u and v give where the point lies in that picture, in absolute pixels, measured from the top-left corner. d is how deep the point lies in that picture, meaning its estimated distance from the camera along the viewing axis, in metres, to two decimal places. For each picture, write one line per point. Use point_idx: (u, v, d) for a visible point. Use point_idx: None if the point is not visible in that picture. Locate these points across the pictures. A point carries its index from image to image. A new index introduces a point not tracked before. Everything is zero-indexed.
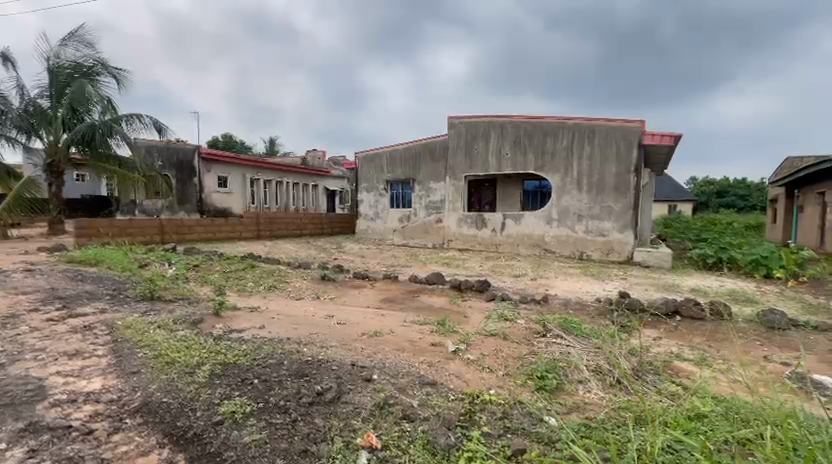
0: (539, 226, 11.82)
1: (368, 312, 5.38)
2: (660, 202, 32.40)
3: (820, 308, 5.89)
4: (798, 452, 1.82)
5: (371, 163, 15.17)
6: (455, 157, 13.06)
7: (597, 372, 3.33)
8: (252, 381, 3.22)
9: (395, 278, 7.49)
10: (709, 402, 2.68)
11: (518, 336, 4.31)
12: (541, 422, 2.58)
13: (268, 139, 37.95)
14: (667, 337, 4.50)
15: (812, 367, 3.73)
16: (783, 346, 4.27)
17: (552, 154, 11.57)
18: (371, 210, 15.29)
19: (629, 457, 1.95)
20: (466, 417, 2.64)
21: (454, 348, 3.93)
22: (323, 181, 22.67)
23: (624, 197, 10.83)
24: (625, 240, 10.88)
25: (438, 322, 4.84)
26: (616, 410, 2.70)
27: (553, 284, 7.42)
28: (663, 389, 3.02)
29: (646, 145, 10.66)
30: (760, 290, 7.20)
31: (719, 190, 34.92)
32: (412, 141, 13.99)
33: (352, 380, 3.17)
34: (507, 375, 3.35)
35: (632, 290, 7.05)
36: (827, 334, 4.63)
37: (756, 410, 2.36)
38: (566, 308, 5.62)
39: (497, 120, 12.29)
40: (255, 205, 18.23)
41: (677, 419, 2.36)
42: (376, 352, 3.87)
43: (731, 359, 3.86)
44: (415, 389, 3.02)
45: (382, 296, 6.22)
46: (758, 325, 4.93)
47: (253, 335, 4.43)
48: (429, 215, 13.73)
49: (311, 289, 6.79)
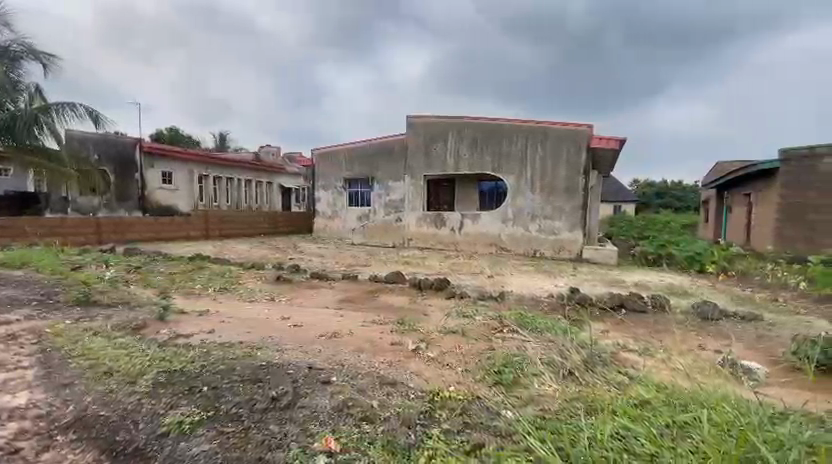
0: (496, 226, 12.15)
1: (326, 313, 5.26)
2: (606, 203, 34.37)
3: (747, 300, 6.47)
4: (731, 433, 1.99)
5: (329, 160, 14.88)
6: (414, 157, 13.11)
7: (551, 364, 3.45)
8: (201, 389, 3.05)
9: (354, 277, 7.39)
10: (652, 390, 2.86)
11: (476, 333, 4.40)
12: (499, 416, 2.63)
13: (219, 134, 36.14)
14: (614, 329, 4.78)
15: (741, 354, 4.09)
16: (716, 335, 4.66)
17: (508, 156, 11.90)
18: (329, 209, 15.02)
19: (583, 447, 2.03)
20: (427, 415, 2.64)
21: (414, 346, 3.94)
22: (277, 178, 21.94)
23: (574, 198, 11.35)
24: (575, 239, 11.42)
25: (398, 321, 4.82)
26: (569, 400, 2.81)
27: (509, 281, 7.65)
28: (612, 379, 3.19)
29: (593, 148, 11.24)
30: (695, 284, 7.82)
31: (658, 192, 37.62)
32: (371, 139, 13.85)
33: (309, 384, 3.09)
34: (465, 372, 3.40)
35: (582, 286, 7.42)
36: (752, 323, 5.11)
37: (693, 396, 2.55)
38: (522, 304, 5.81)
39: (455, 121, 12.46)
40: (203, 203, 17.31)
41: (624, 408, 2.50)
42: (335, 354, 3.79)
43: (672, 348, 4.15)
44: (374, 390, 2.99)
45: (341, 297, 6.12)
46: (694, 316, 5.36)
47: (202, 340, 4.18)
48: (388, 213, 13.69)
49: (266, 290, 6.54)
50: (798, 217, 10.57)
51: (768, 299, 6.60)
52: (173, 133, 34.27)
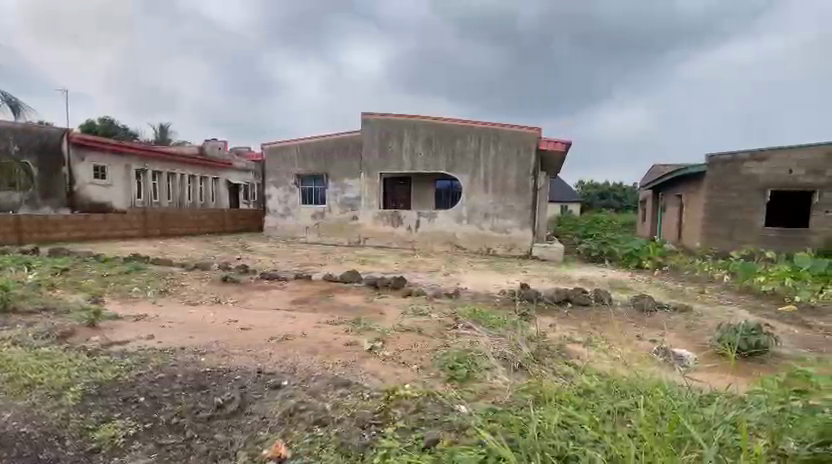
0: (451, 224, 12.33)
1: (277, 315, 5.07)
2: (554, 203, 36.04)
3: (678, 292, 7.04)
4: (665, 415, 2.15)
5: (280, 156, 14.39)
6: (369, 154, 12.99)
7: (503, 358, 3.56)
8: (137, 399, 2.82)
9: (307, 277, 7.19)
10: (595, 379, 3.04)
11: (431, 330, 4.44)
12: (453, 410, 2.67)
13: (159, 125, 33.71)
14: (561, 322, 5.03)
15: (674, 342, 4.45)
16: (651, 326, 5.04)
17: (462, 156, 12.12)
18: (280, 207, 14.52)
19: (532, 436, 2.11)
20: (382, 415, 2.62)
21: (370, 346, 3.89)
22: (224, 173, 20.87)
23: (524, 197, 11.76)
24: (525, 237, 11.84)
25: (353, 321, 4.76)
26: (520, 392, 2.91)
27: (463, 278, 7.80)
28: (559, 371, 3.34)
29: (542, 150, 11.72)
30: (633, 279, 8.40)
31: (600, 192, 40.01)
32: (325, 135, 13.53)
33: (257, 389, 2.96)
34: (420, 369, 3.42)
35: (532, 282, 7.73)
36: (682, 314, 5.59)
37: (630, 383, 2.73)
38: (476, 300, 5.96)
39: (410, 120, 12.49)
40: (141, 200, 16.08)
41: (570, 397, 2.62)
42: (287, 356, 3.66)
43: (613, 339, 4.43)
44: (327, 392, 2.92)
45: (294, 298, 5.93)
46: (632, 308, 5.76)
47: (139, 347, 3.88)
48: (343, 212, 13.47)
49: (212, 292, 6.20)
50: (720, 217, 11.68)
51: (695, 291, 7.24)
52: (107, 124, 31.54)
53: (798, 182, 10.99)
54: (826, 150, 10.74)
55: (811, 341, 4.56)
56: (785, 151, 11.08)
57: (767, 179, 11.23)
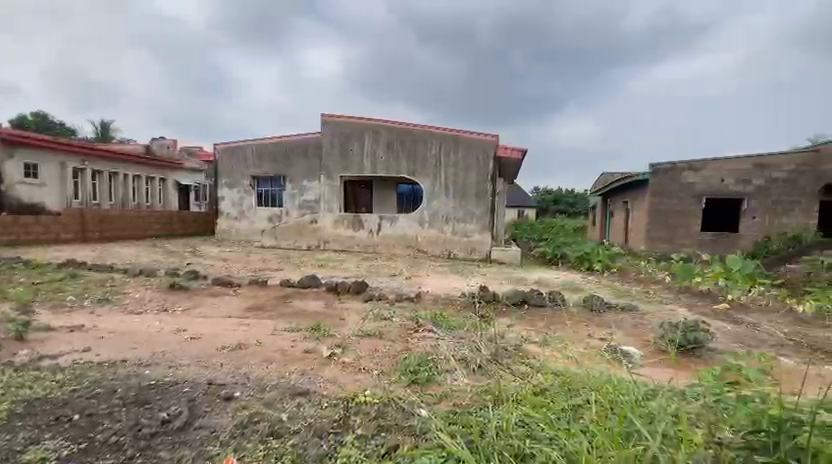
0: (412, 228, 12.37)
1: (231, 322, 4.85)
2: (511, 208, 37.17)
3: (626, 293, 7.47)
4: (615, 411, 2.26)
5: (235, 156, 13.85)
6: (329, 156, 12.80)
7: (464, 360, 3.60)
8: (71, 418, 2.59)
9: (263, 282, 6.94)
10: (551, 377, 3.14)
11: (392, 334, 4.43)
12: (413, 415, 2.66)
13: (100, 121, 31.40)
14: (519, 323, 5.18)
15: (623, 340, 4.70)
16: (602, 325, 5.30)
17: (423, 161, 12.22)
18: (234, 209, 13.96)
19: (491, 437, 2.15)
20: (340, 423, 2.57)
21: (329, 352, 3.81)
22: (173, 174, 19.77)
23: (483, 202, 12.02)
24: (484, 240, 12.09)
25: (312, 327, 4.64)
26: (479, 394, 2.95)
27: (425, 282, 7.84)
28: (517, 370, 3.43)
29: (500, 156, 12.06)
30: (585, 280, 8.82)
31: (555, 198, 41.75)
32: (283, 136, 13.18)
33: (208, 402, 2.81)
34: (381, 374, 3.39)
35: (491, 284, 7.91)
36: (629, 313, 5.93)
37: (583, 381, 2.85)
38: (437, 304, 6.01)
39: (370, 123, 12.44)
40: (79, 201, 14.85)
41: (527, 397, 2.70)
42: (240, 366, 3.51)
43: (567, 339, 4.61)
44: (283, 402, 2.82)
45: (249, 304, 5.70)
46: (584, 308, 6.05)
47: (74, 360, 3.57)
48: (302, 215, 13.15)
49: (159, 299, 5.84)
50: (662, 222, 12.55)
51: (641, 291, 7.72)
52: (40, 118, 28.92)
53: (728, 190, 12.02)
54: (752, 161, 11.83)
55: (743, 336, 4.98)
56: (717, 162, 12.09)
57: (702, 188, 12.20)
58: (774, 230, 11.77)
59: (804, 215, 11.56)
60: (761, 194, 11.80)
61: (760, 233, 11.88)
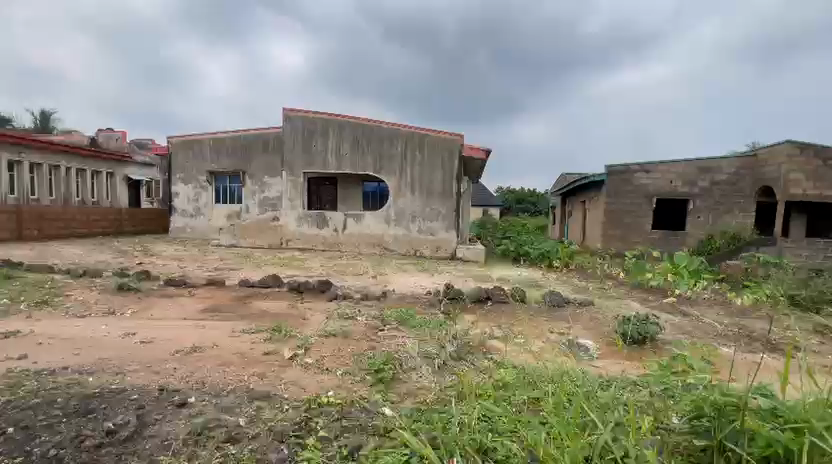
0: (378, 226, 12.30)
1: (186, 325, 4.62)
2: (476, 207, 37.78)
3: (584, 288, 7.80)
4: (571, 402, 2.35)
5: (191, 150, 13.25)
6: (292, 152, 12.50)
7: (428, 357, 3.63)
8: (3, 431, 2.38)
9: (221, 283, 6.66)
10: (512, 372, 3.22)
11: (357, 333, 4.38)
12: (377, 414, 2.64)
13: (40, 110, 28.94)
14: (483, 320, 5.28)
15: (581, 334, 4.89)
16: (561, 319, 5.51)
17: (388, 158, 12.17)
18: (190, 206, 13.37)
19: (453, 434, 2.17)
20: (302, 425, 2.51)
21: (291, 354, 3.71)
22: (123, 168, 18.60)
23: (449, 201, 12.11)
24: (450, 239, 12.19)
25: (273, 328, 4.51)
26: (443, 390, 2.99)
27: (390, 280, 7.82)
28: (481, 366, 3.50)
29: (464, 156, 12.20)
30: (546, 277, 9.11)
31: (517, 198, 42.87)
32: (243, 130, 12.76)
33: (158, 409, 2.67)
34: (345, 374, 3.35)
35: (456, 282, 8.01)
36: (586, 307, 6.20)
37: (543, 374, 2.95)
38: (403, 302, 6.02)
39: (335, 119, 12.26)
40: (14, 196, 13.61)
41: (488, 392, 2.75)
42: (195, 370, 3.35)
43: (528, 334, 4.75)
44: (241, 407, 2.72)
45: (206, 305, 5.45)
46: (545, 304, 6.25)
47: (7, 369, 3.28)
48: (263, 212, 12.76)
49: (106, 302, 5.47)
50: (617, 221, 13.19)
51: (597, 287, 8.08)
52: None
53: (676, 191, 12.81)
54: (697, 165, 12.68)
55: (689, 328, 5.32)
56: (666, 165, 12.86)
57: (653, 189, 12.94)
58: (716, 228, 12.66)
59: (742, 214, 12.53)
60: (705, 195, 12.67)
61: (704, 232, 12.75)
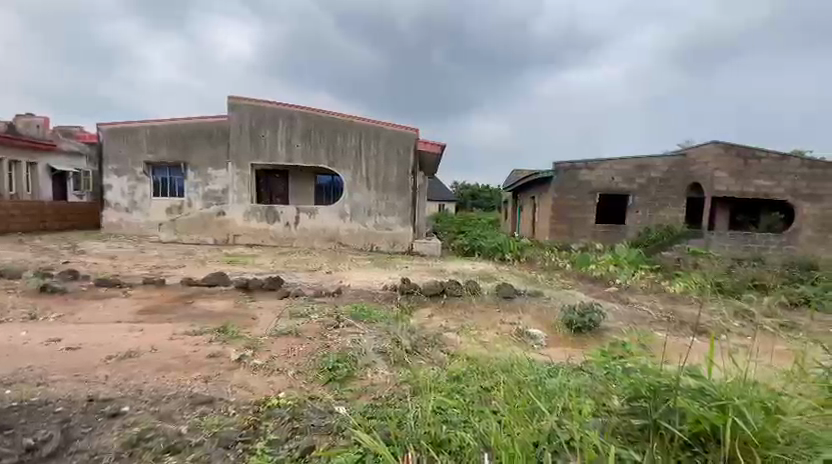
0: (333, 221, 12.05)
1: (120, 328, 4.28)
2: (432, 202, 38.13)
3: (534, 280, 8.14)
4: (522, 390, 2.44)
5: (124, 138, 12.29)
6: (239, 143, 11.93)
7: (384, 353, 3.62)
8: None
9: (161, 282, 6.23)
10: (466, 363, 3.29)
11: (310, 331, 4.29)
12: (331, 414, 2.60)
13: None
14: (438, 313, 5.36)
15: (531, 324, 5.09)
16: (512, 310, 5.72)
17: (342, 151, 11.94)
18: (124, 199, 12.40)
19: (407, 430, 2.18)
20: (249, 430, 2.42)
21: (238, 355, 3.56)
22: (46, 157, 16.84)
23: (405, 195, 12.10)
24: (407, 233, 12.18)
25: (219, 329, 4.30)
26: (399, 385, 3.00)
27: (346, 276, 7.71)
28: (436, 359, 3.55)
29: (420, 150, 12.22)
30: (499, 270, 9.39)
31: (472, 193, 43.81)
32: (184, 119, 12.00)
33: (87, 421, 2.46)
34: (297, 374, 3.26)
35: (412, 276, 8.05)
36: (536, 298, 6.47)
37: (495, 364, 3.04)
38: (359, 297, 5.96)
39: (286, 109, 11.83)
40: None
41: (442, 385, 2.80)
42: (130, 377, 3.12)
43: (483, 325, 4.88)
44: (183, 414, 2.58)
45: (144, 307, 5.08)
46: (497, 295, 6.46)
47: None
48: (208, 206, 12.10)
49: (26, 305, 4.94)
50: (564, 215, 13.87)
51: (546, 278, 8.46)
52: None
53: (616, 187, 13.66)
54: (635, 163, 13.58)
55: (629, 315, 5.70)
56: (608, 162, 13.66)
57: (597, 185, 13.71)
58: (652, 222, 13.62)
59: (675, 209, 13.60)
60: (642, 191, 13.61)
61: (641, 225, 13.70)
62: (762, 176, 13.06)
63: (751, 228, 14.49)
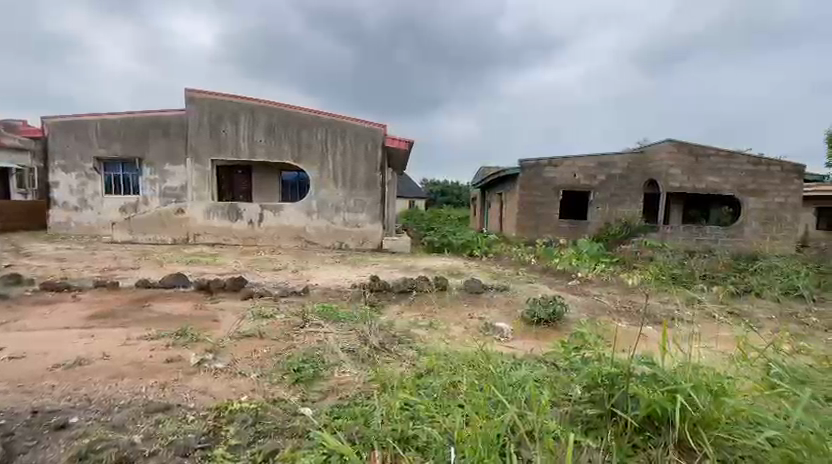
0: (299, 218, 11.82)
1: (68, 335, 4.03)
2: (402, 199, 38.13)
3: (501, 275, 8.30)
4: (487, 383, 2.49)
5: (73, 133, 11.62)
6: (198, 138, 11.48)
7: (351, 352, 3.59)
8: None
9: (113, 285, 5.91)
10: (434, 358, 3.32)
11: (275, 332, 4.19)
12: (296, 415, 2.56)
13: None
14: (407, 309, 5.37)
15: (497, 318, 5.19)
16: (480, 305, 5.81)
17: (309, 147, 11.70)
18: (73, 197, 11.74)
19: (373, 429, 2.18)
20: (209, 436, 2.34)
21: (198, 359, 3.43)
22: None
23: (373, 192, 12.01)
24: (376, 230, 12.10)
25: (177, 333, 4.13)
26: (367, 384, 2.99)
27: (314, 275, 7.58)
28: (403, 356, 3.56)
29: (388, 147, 12.15)
30: (468, 265, 9.51)
31: (442, 190, 44.13)
32: (138, 112, 11.45)
33: (30, 434, 2.31)
34: (260, 377, 3.18)
35: (382, 274, 8.02)
36: (503, 292, 6.60)
37: (463, 359, 3.08)
38: (327, 296, 5.89)
39: (248, 103, 11.46)
40: None
41: (409, 381, 2.81)
42: (79, 386, 2.95)
43: (451, 321, 4.93)
44: (137, 423, 2.46)
45: (95, 312, 4.80)
46: (465, 290, 6.54)
47: None
48: (166, 204, 11.66)
49: None
50: (530, 211, 14.22)
51: (514, 273, 8.64)
52: None
53: (579, 184, 14.13)
54: (597, 160, 14.08)
55: (590, 307, 5.91)
56: (571, 159, 14.10)
57: (561, 182, 14.13)
58: (613, 217, 14.17)
59: (633, 205, 14.22)
60: (603, 187, 14.14)
61: (602, 220, 14.23)
62: (712, 173, 13.84)
63: (701, 221, 15.50)
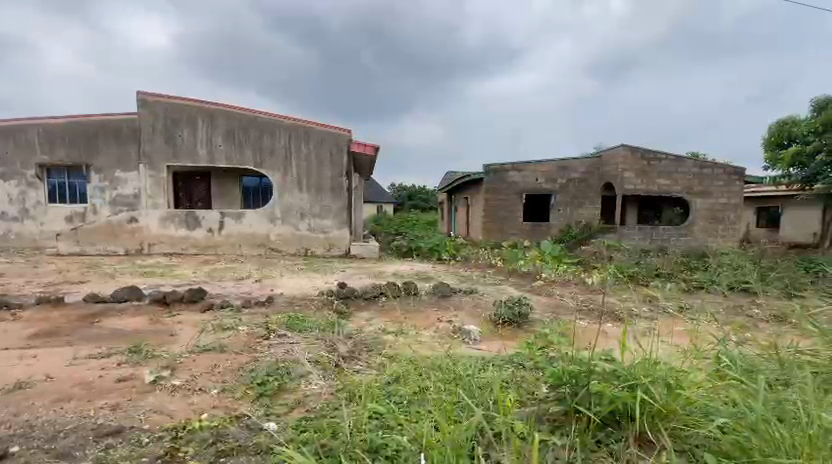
0: (262, 225, 11.49)
1: (5, 356, 3.72)
2: (370, 204, 37.89)
3: (468, 278, 8.42)
4: (456, 387, 2.50)
5: (12, 138, 10.82)
6: (151, 143, 10.94)
7: (318, 363, 3.51)
8: None
9: (58, 300, 5.52)
10: (403, 365, 3.30)
11: (238, 345, 4.04)
12: (260, 431, 2.47)
13: None
14: (376, 316, 5.33)
15: (465, 321, 5.25)
16: (449, 308, 5.86)
17: (271, 152, 11.42)
18: (13, 207, 10.94)
19: (343, 440, 2.14)
20: (166, 458, 2.22)
21: (153, 377, 3.25)
22: None
23: (339, 197, 11.85)
24: (343, 236, 11.94)
25: (130, 349, 3.90)
26: (335, 394, 2.93)
27: (278, 283, 7.38)
28: (372, 363, 3.52)
29: (353, 151, 12.04)
30: (437, 269, 9.55)
31: (410, 194, 44.29)
32: (85, 117, 10.82)
33: None
34: (223, 392, 3.06)
35: (349, 280, 7.92)
36: (471, 295, 6.68)
37: (432, 364, 3.09)
38: (292, 305, 5.75)
39: (205, 107, 11.04)
40: None
41: (378, 389, 2.78)
42: (18, 412, 2.72)
43: (420, 326, 4.93)
44: (86, 448, 2.30)
45: (38, 330, 4.47)
46: (434, 295, 6.56)
47: None
48: (117, 212, 10.99)
49: None
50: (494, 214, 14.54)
51: (480, 276, 8.79)
52: None
53: (542, 187, 14.59)
54: (557, 164, 14.59)
55: (554, 307, 6.10)
56: (534, 163, 14.53)
57: (523, 185, 14.54)
58: (573, 219, 14.72)
59: (592, 206, 14.80)
60: (563, 190, 14.67)
61: (564, 222, 14.72)
62: (664, 175, 14.64)
63: (654, 222, 16.55)
